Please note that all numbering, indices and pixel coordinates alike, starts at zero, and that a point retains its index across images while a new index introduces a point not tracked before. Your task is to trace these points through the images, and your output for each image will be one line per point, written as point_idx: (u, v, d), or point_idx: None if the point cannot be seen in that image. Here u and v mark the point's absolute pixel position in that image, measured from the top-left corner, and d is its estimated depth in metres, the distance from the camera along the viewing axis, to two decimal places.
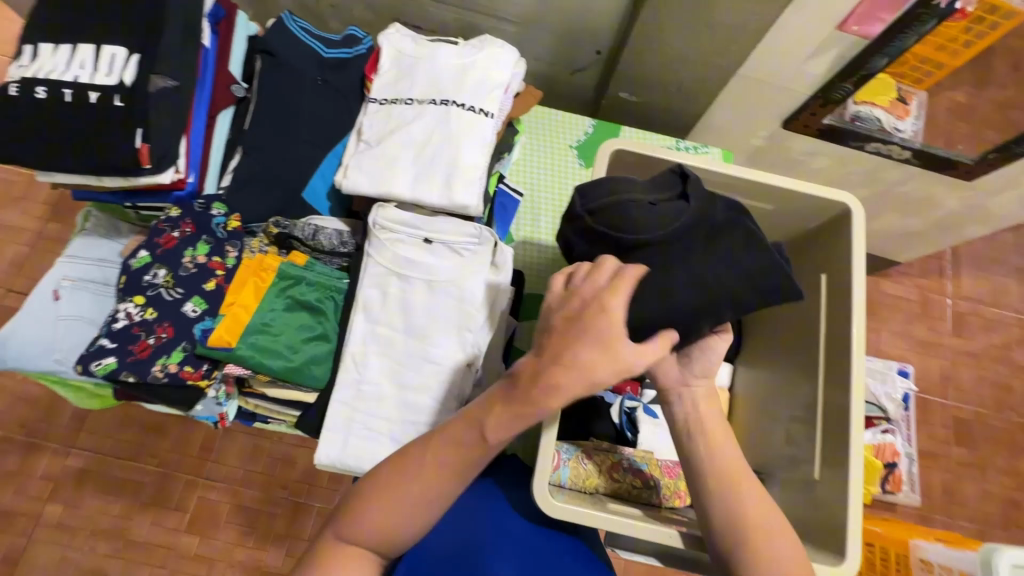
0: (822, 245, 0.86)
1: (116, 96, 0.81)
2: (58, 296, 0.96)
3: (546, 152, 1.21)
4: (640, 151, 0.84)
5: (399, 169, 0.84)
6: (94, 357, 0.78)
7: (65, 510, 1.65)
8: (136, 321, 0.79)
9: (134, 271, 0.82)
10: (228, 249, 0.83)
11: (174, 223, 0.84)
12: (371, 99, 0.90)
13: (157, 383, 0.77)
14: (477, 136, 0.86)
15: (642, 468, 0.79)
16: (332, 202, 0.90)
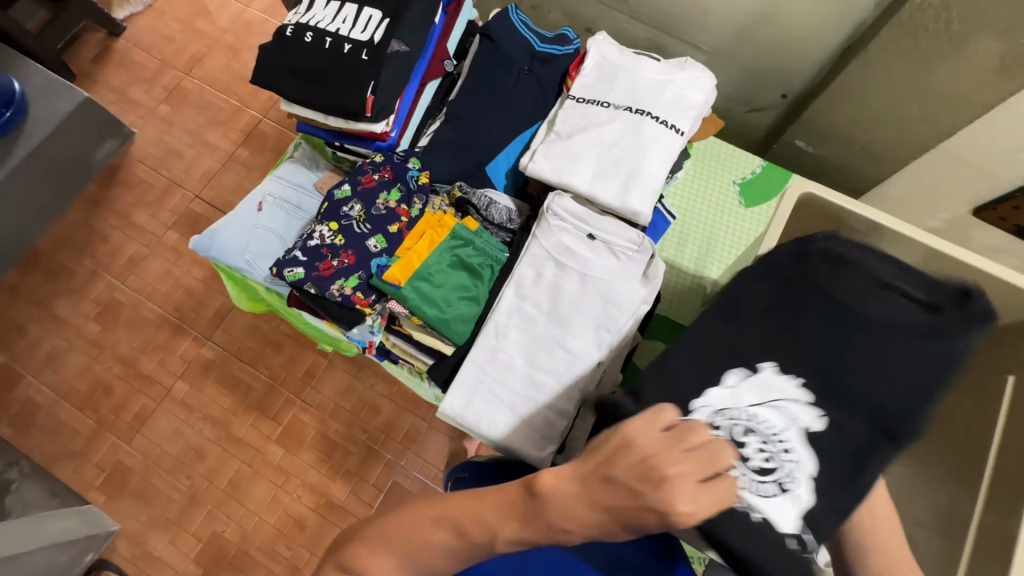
0: (1009, 347, 0.80)
1: (364, 51, 0.93)
2: (261, 208, 1.13)
3: (708, 182, 1.21)
4: (823, 193, 0.84)
5: (583, 165, 0.89)
6: (289, 264, 0.91)
7: (190, 389, 1.90)
8: (327, 243, 0.91)
9: (336, 200, 0.94)
10: (414, 200, 0.93)
11: (376, 167, 0.95)
12: (570, 95, 0.95)
13: (332, 300, 0.88)
14: (664, 149, 0.88)
15: None
16: (509, 179, 0.97)
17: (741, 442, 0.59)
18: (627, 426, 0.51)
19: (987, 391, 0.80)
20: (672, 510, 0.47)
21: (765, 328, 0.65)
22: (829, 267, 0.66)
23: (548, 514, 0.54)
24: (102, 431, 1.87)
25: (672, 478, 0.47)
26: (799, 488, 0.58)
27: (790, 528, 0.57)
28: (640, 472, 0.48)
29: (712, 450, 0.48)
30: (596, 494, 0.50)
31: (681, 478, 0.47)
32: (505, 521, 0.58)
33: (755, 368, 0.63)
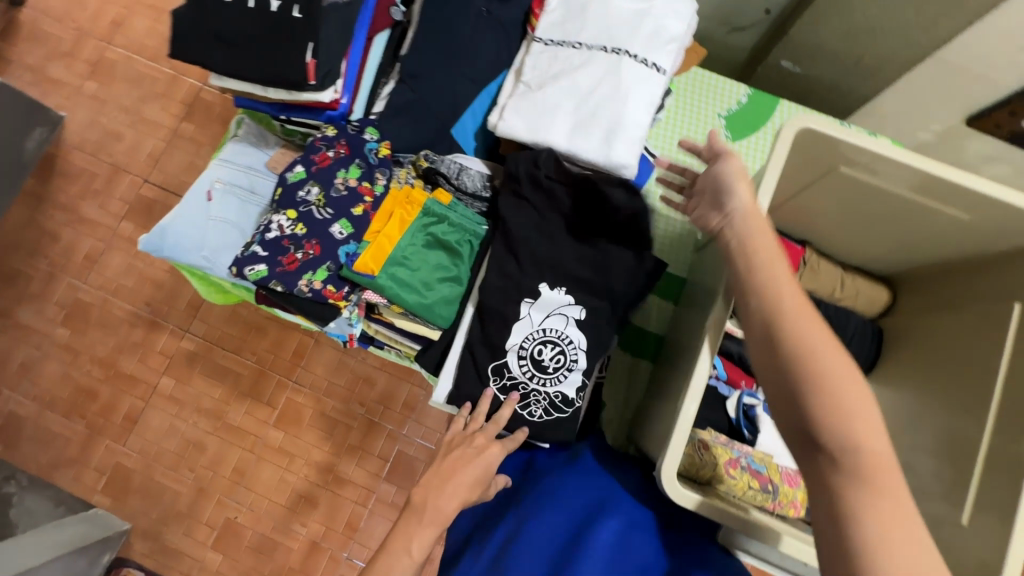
0: (1018, 273, 0.76)
1: (295, 7, 0.82)
2: (211, 197, 1.02)
3: (692, 119, 1.13)
4: (833, 135, 0.74)
5: (558, 118, 0.80)
6: (249, 261, 0.83)
7: (177, 384, 1.85)
8: (287, 234, 0.83)
9: (290, 185, 0.85)
10: (377, 176, 0.84)
11: (329, 142, 0.85)
12: (536, 38, 0.85)
13: (302, 297, 0.81)
14: (647, 93, 0.80)
15: (761, 470, 0.76)
16: (478, 141, 0.88)
17: (540, 352, 0.79)
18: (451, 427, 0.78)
19: (995, 317, 0.77)
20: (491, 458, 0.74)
21: (540, 252, 0.81)
22: (558, 197, 0.80)
23: (434, 503, 0.69)
24: (94, 435, 1.82)
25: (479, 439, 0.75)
26: (580, 364, 0.79)
27: (573, 391, 0.79)
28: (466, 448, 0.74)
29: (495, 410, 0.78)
30: (455, 465, 0.72)
31: (487, 440, 0.75)
32: (413, 533, 0.66)
33: (535, 292, 0.80)
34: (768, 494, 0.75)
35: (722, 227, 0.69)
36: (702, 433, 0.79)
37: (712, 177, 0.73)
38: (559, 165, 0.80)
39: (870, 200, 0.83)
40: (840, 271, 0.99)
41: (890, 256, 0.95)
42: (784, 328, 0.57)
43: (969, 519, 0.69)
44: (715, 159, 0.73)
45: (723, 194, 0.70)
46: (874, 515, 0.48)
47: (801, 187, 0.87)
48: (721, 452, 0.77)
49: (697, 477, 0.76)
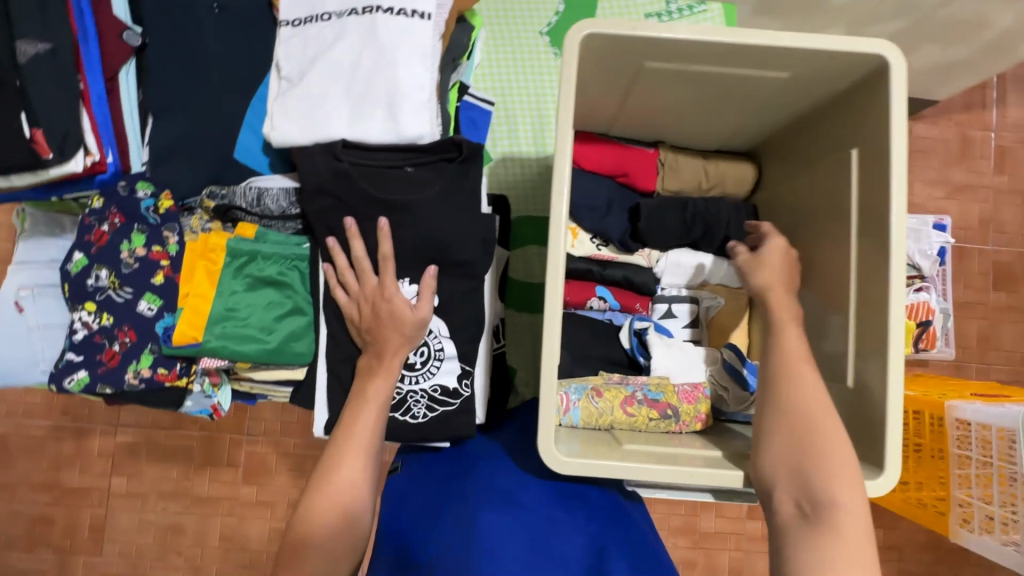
0: (851, 112, 0.72)
1: None
2: (22, 308, 0.89)
3: (512, 47, 1.03)
4: (615, 33, 0.67)
5: (332, 106, 0.71)
6: (65, 372, 0.74)
7: (130, 480, 1.74)
8: (95, 329, 0.74)
9: (76, 276, 0.75)
10: (167, 234, 0.75)
11: (100, 215, 0.75)
12: (282, 22, 0.73)
13: (136, 388, 0.73)
14: (417, 48, 0.71)
15: (657, 398, 0.74)
16: (270, 157, 0.78)
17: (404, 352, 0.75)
18: (346, 311, 0.73)
19: (838, 166, 0.75)
20: (378, 433, 0.70)
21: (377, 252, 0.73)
22: (369, 184, 0.71)
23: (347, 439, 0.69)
24: (68, 557, 1.74)
25: (361, 409, 0.70)
26: (447, 350, 0.77)
27: (452, 379, 0.77)
28: (347, 438, 0.68)
29: (386, 262, 0.71)
30: (377, 329, 0.71)
31: (382, 285, 0.71)
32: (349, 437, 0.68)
33: None
34: (669, 418, 0.74)
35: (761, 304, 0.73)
36: (595, 380, 0.77)
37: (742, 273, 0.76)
38: (358, 155, 0.72)
39: (692, 84, 0.78)
40: (701, 160, 0.94)
41: (741, 128, 0.90)
42: (789, 386, 0.64)
43: (855, 380, 0.69)
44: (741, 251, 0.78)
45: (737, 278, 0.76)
46: (836, 558, 0.56)
47: (627, 88, 0.80)
48: (615, 394, 0.74)
49: (600, 425, 0.74)
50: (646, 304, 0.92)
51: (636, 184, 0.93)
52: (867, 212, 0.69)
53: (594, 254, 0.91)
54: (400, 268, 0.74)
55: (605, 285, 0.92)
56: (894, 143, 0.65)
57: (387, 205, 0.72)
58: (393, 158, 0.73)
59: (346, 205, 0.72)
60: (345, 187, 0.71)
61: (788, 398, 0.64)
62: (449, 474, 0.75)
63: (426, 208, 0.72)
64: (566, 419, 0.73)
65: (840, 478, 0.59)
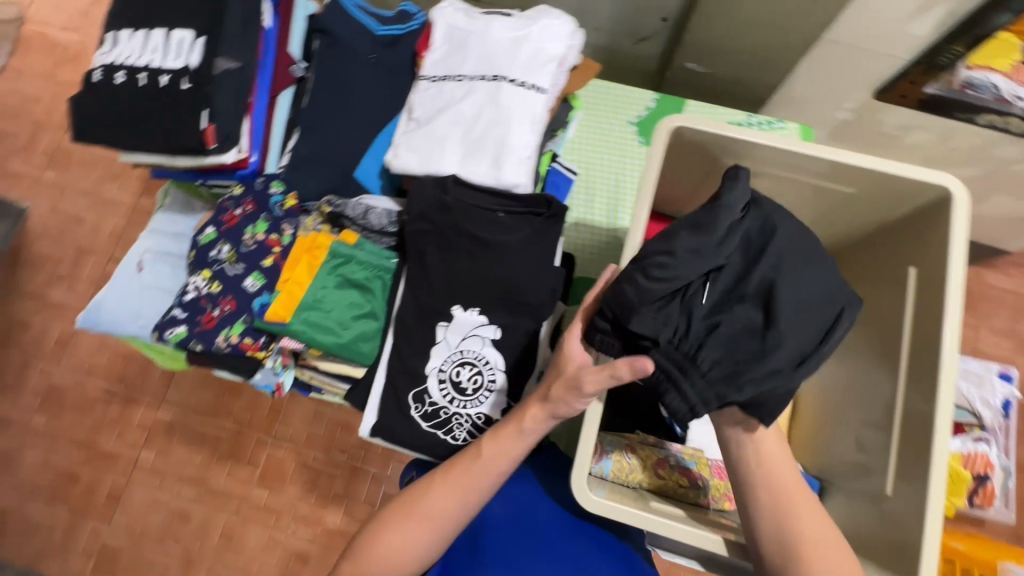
0: (907, 237, 0.78)
1: (184, 79, 0.85)
2: (142, 268, 1.03)
3: (603, 129, 1.16)
4: (700, 128, 0.77)
5: (448, 148, 0.83)
6: (168, 325, 0.85)
7: (159, 456, 1.65)
8: (204, 293, 0.85)
9: (203, 246, 0.88)
10: (284, 227, 0.88)
11: (236, 201, 0.89)
12: (422, 76, 0.89)
13: (221, 352, 0.83)
14: (528, 114, 0.83)
15: (689, 467, 0.77)
16: (383, 180, 0.90)
17: (458, 373, 0.81)
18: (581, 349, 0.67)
19: (893, 285, 0.79)
20: (484, 484, 0.66)
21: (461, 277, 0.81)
22: (464, 219, 0.81)
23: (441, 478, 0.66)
24: (79, 520, 1.62)
25: (469, 454, 0.67)
26: (498, 382, 0.80)
27: (497, 412, 0.80)
28: (448, 475, 0.66)
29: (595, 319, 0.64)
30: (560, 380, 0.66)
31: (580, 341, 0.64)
32: (446, 481, 0.66)
33: (450, 316, 0.81)
34: (700, 489, 0.76)
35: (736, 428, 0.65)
36: (630, 437, 0.80)
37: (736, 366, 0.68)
38: (463, 194, 0.82)
39: (762, 183, 0.85)
40: None
41: None
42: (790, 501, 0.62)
43: (893, 490, 0.70)
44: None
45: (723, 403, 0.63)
46: None
47: (701, 180, 0.88)
48: (648, 454, 0.77)
49: (629, 482, 0.75)
50: None
51: None
52: (920, 330, 0.72)
53: None
54: (470, 297, 0.81)
55: None
56: (950, 268, 0.69)
57: (476, 239, 0.81)
58: (490, 203, 0.82)
59: (442, 234, 0.82)
60: (447, 216, 0.81)
61: (786, 529, 0.60)
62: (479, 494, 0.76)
63: (510, 249, 0.81)
64: (597, 469, 0.75)
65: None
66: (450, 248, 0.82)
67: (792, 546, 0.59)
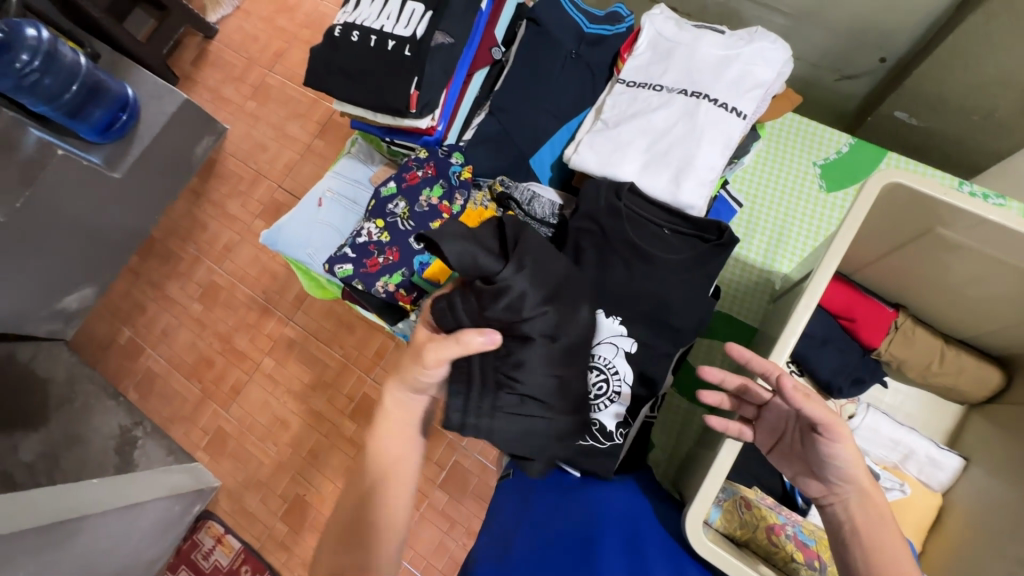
0: None
1: (407, 46, 0.93)
2: (321, 204, 1.15)
3: (782, 165, 1.09)
4: (917, 188, 0.69)
5: (630, 154, 0.83)
6: (339, 260, 0.94)
7: (277, 365, 1.78)
8: (374, 240, 0.94)
9: (382, 198, 0.96)
10: (456, 197, 0.93)
11: (420, 163, 0.96)
12: (620, 80, 0.89)
13: (378, 296, 0.91)
14: (721, 137, 0.81)
15: (808, 543, 0.71)
16: (553, 172, 0.95)
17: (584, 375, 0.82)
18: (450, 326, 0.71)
19: None
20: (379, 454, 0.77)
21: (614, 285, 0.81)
22: (631, 229, 0.80)
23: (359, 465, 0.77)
24: (204, 401, 1.80)
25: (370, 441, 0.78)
26: (623, 394, 0.81)
27: (611, 421, 0.81)
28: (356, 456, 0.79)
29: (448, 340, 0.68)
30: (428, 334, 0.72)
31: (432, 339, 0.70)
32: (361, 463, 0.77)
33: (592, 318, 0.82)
34: (813, 570, 0.69)
35: (831, 504, 0.62)
36: (745, 492, 0.76)
37: (831, 458, 0.61)
38: (636, 202, 0.81)
39: (966, 262, 0.75)
40: (940, 342, 0.90)
41: (1001, 334, 0.85)
42: None
43: None
44: (824, 434, 0.61)
45: (834, 476, 0.62)
46: None
47: (892, 245, 0.81)
48: (765, 515, 0.72)
49: (736, 537, 0.71)
50: None
51: (858, 333, 0.92)
52: None
53: None
54: (617, 304, 0.81)
55: None
56: None
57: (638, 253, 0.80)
58: (659, 217, 0.81)
59: (605, 237, 0.82)
60: (614, 222, 0.81)
61: None
62: (571, 495, 0.77)
63: (669, 269, 0.80)
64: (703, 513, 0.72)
65: None
66: (609, 253, 0.82)
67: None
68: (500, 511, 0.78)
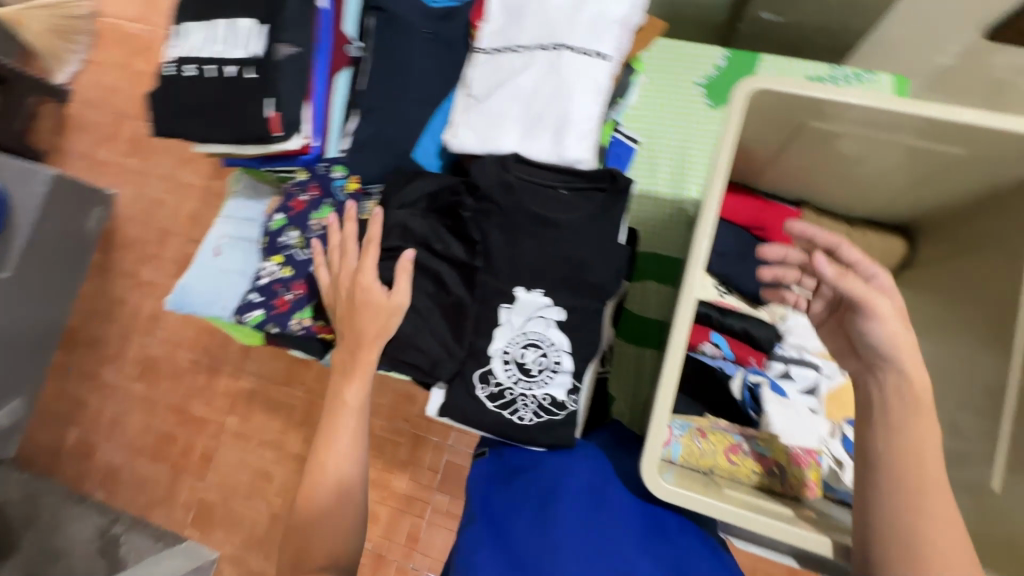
0: None
1: (250, 68, 0.87)
2: (219, 252, 1.08)
3: (668, 92, 1.09)
4: (787, 91, 0.69)
5: (509, 125, 0.81)
6: (246, 308, 0.91)
7: (242, 421, 1.69)
8: (277, 278, 0.92)
9: (273, 232, 0.95)
10: (348, 212, 0.91)
11: (302, 186, 0.95)
12: (479, 49, 0.86)
13: (297, 333, 0.90)
14: (590, 84, 0.79)
15: (765, 453, 0.74)
16: (443, 160, 0.92)
17: (523, 355, 0.80)
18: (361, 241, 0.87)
19: (1013, 256, 0.72)
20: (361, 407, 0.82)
21: (525, 259, 0.80)
22: (532, 200, 0.79)
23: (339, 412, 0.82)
24: (178, 477, 1.71)
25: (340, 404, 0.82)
26: (564, 364, 0.80)
27: (563, 392, 0.80)
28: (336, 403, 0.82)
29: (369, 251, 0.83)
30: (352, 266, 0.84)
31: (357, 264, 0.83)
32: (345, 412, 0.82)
33: (513, 297, 0.80)
34: (775, 476, 0.73)
35: (866, 380, 0.59)
36: (700, 420, 0.78)
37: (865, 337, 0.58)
38: (524, 170, 0.79)
39: (848, 144, 0.77)
40: (843, 228, 0.94)
41: (895, 206, 0.89)
42: (918, 485, 0.53)
43: (1003, 485, 0.64)
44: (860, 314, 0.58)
45: (867, 354, 0.59)
46: None
47: (780, 147, 0.82)
48: (720, 439, 0.75)
49: (699, 466, 0.74)
50: (760, 360, 0.90)
51: (771, 239, 0.95)
52: None
53: (716, 299, 0.93)
54: (535, 278, 0.80)
55: (723, 334, 0.90)
56: None
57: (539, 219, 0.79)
58: (552, 177, 0.80)
59: (501, 212, 0.80)
60: (507, 196, 0.79)
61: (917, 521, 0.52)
62: (535, 469, 0.76)
63: (573, 228, 0.78)
64: (665, 453, 0.74)
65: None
66: (514, 229, 0.80)
67: (917, 545, 0.51)
68: (469, 502, 0.76)
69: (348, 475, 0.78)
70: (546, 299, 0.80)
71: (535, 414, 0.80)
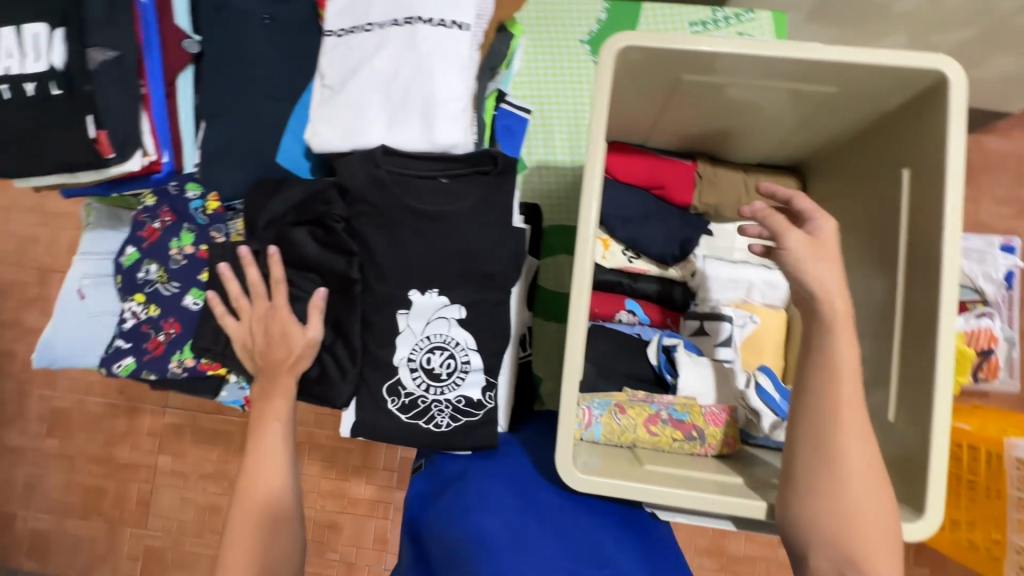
0: (908, 124, 0.69)
1: (53, 83, 0.74)
2: (83, 295, 0.95)
3: (552, 54, 1.03)
4: (654, 43, 0.65)
5: (371, 114, 0.73)
6: (114, 358, 0.82)
7: (176, 459, 1.52)
8: (143, 319, 0.83)
9: (128, 268, 0.85)
10: (213, 234, 0.83)
11: (152, 213, 0.85)
12: (327, 32, 0.77)
13: (179, 375, 0.83)
14: (451, 59, 0.72)
15: (683, 419, 0.74)
16: (311, 162, 0.81)
17: (428, 360, 0.75)
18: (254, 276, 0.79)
19: (887, 184, 0.73)
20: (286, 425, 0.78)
21: (414, 260, 0.74)
22: (411, 196, 0.73)
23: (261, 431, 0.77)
24: (116, 529, 1.54)
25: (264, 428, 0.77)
26: (473, 362, 0.76)
27: (477, 390, 0.76)
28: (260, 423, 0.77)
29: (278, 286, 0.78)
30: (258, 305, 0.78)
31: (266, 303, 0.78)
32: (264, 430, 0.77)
33: (408, 301, 0.75)
34: (694, 440, 0.74)
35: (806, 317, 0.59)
36: (619, 394, 0.76)
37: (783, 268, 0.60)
38: (396, 165, 0.73)
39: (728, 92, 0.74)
40: (742, 176, 0.93)
41: (784, 146, 0.89)
42: (837, 395, 0.57)
43: (895, 415, 0.66)
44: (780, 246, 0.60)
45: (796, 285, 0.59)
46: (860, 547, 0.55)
47: (661, 104, 0.80)
48: (640, 412, 0.74)
49: (621, 442, 0.74)
50: (676, 320, 0.93)
51: (672, 196, 0.92)
52: (919, 238, 0.66)
53: (626, 266, 0.92)
54: (427, 278, 0.74)
55: (636, 299, 0.92)
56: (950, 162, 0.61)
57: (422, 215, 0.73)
58: (431, 167, 0.74)
59: (379, 212, 0.73)
60: (382, 194, 0.72)
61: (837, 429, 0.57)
62: (461, 482, 0.73)
63: (460, 219, 0.73)
64: (587, 434, 0.73)
65: (875, 481, 0.56)
66: (397, 228, 0.74)
67: (831, 430, 0.57)
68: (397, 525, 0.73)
69: (278, 492, 0.75)
70: (442, 299, 0.75)
71: (449, 419, 0.76)
